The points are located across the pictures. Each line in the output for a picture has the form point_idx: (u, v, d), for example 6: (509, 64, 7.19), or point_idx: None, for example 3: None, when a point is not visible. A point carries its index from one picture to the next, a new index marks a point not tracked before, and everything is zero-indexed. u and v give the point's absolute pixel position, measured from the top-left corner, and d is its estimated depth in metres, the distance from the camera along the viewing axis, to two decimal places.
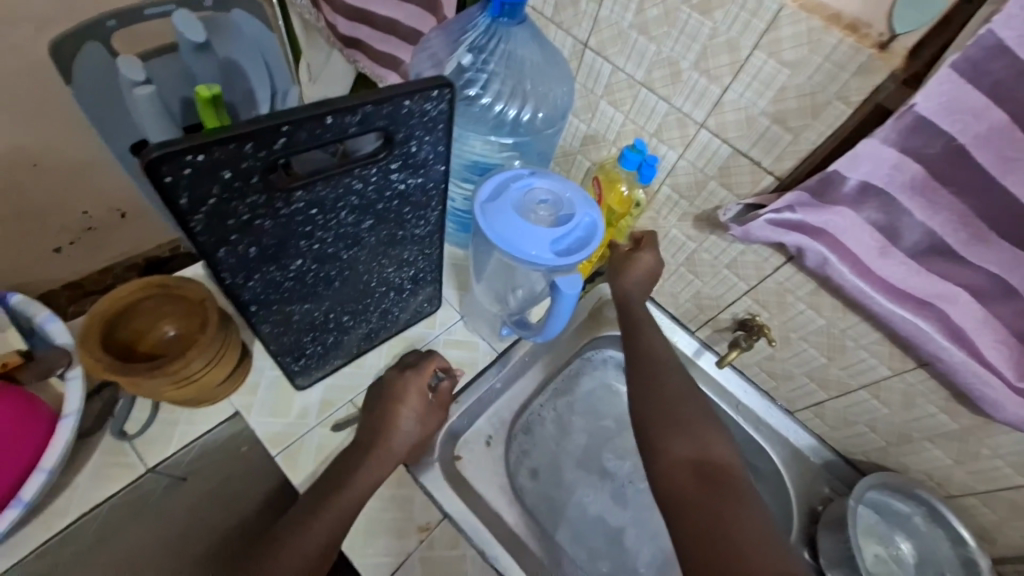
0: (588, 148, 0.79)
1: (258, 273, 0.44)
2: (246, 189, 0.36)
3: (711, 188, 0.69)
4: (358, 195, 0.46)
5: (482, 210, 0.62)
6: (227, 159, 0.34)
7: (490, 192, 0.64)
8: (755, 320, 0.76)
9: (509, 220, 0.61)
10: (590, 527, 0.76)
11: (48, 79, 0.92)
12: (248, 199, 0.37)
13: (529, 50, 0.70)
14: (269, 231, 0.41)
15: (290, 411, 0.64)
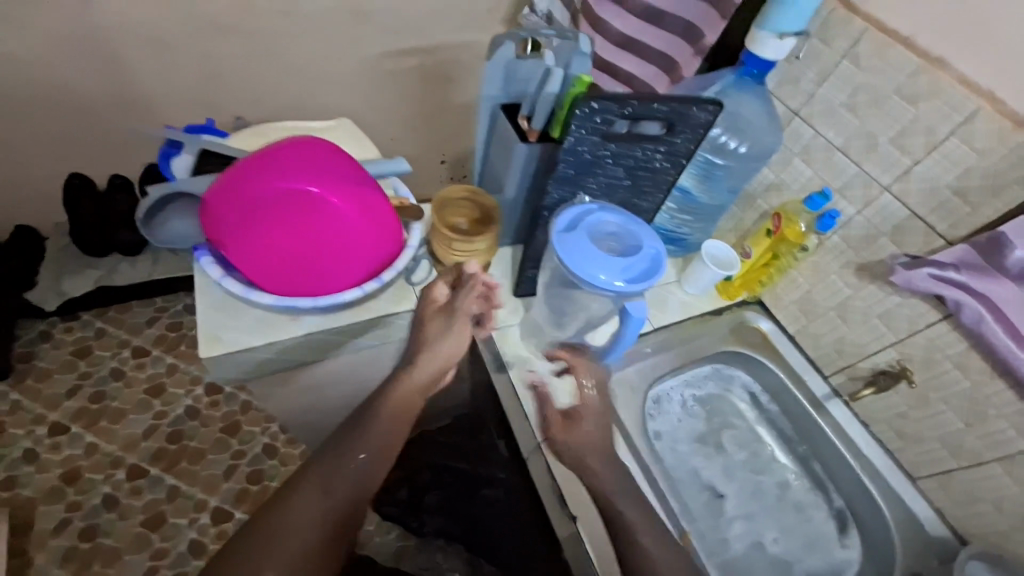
0: (770, 194, 0.96)
1: (560, 189, 0.71)
2: (594, 129, 0.65)
3: (881, 243, 0.82)
4: (631, 157, 0.71)
5: (560, 248, 0.62)
6: (598, 109, 0.63)
7: (565, 222, 0.64)
8: (898, 365, 0.84)
9: (593, 259, 0.61)
10: (695, 485, 0.93)
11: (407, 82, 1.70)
12: (590, 137, 0.66)
13: (744, 100, 0.90)
14: (584, 161, 0.69)
15: (508, 304, 0.88)
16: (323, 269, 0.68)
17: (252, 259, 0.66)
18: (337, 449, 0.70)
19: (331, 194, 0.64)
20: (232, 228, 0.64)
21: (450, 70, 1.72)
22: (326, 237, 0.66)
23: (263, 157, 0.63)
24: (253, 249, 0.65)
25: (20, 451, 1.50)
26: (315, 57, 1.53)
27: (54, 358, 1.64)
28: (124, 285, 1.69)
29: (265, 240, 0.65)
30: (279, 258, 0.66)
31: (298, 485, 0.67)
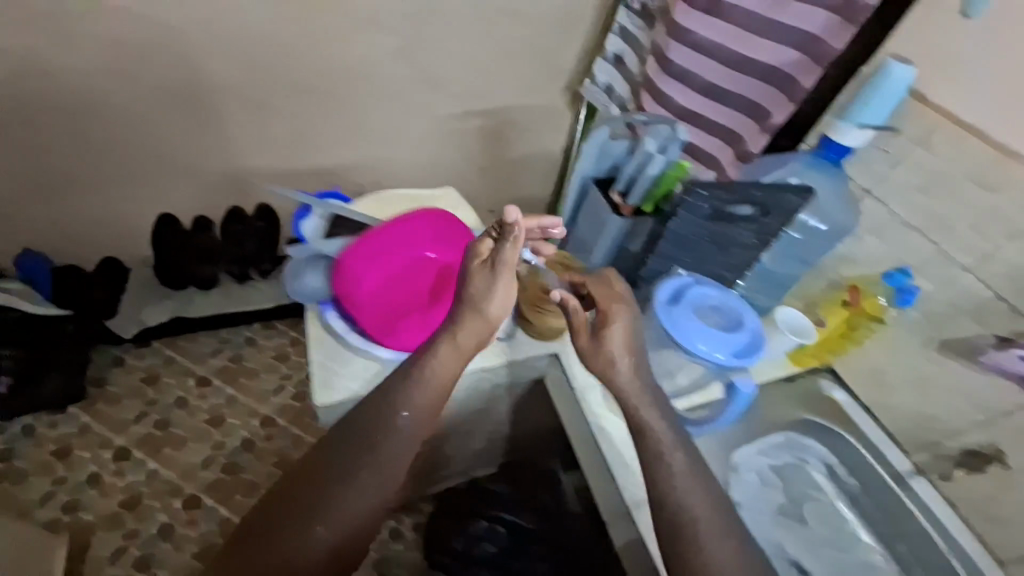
0: (842, 266, 0.98)
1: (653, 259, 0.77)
2: (691, 211, 0.71)
3: (963, 321, 0.86)
4: (724, 234, 0.75)
5: (663, 318, 0.66)
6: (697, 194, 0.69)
7: (670, 294, 0.69)
8: (991, 448, 0.85)
9: (697, 330, 0.66)
10: (783, 560, 0.90)
11: (469, 143, 1.82)
12: (686, 217, 0.72)
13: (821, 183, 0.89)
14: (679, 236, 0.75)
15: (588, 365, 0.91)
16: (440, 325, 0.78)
17: (381, 318, 0.77)
18: (367, 442, 0.73)
19: (447, 257, 0.78)
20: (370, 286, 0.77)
21: (509, 129, 1.84)
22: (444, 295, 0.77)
23: (400, 230, 0.77)
24: (383, 309, 0.77)
25: (85, 475, 1.55)
26: (391, 115, 1.67)
27: (124, 383, 1.72)
28: (196, 318, 1.79)
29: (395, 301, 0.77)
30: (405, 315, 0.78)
31: (331, 475, 0.72)
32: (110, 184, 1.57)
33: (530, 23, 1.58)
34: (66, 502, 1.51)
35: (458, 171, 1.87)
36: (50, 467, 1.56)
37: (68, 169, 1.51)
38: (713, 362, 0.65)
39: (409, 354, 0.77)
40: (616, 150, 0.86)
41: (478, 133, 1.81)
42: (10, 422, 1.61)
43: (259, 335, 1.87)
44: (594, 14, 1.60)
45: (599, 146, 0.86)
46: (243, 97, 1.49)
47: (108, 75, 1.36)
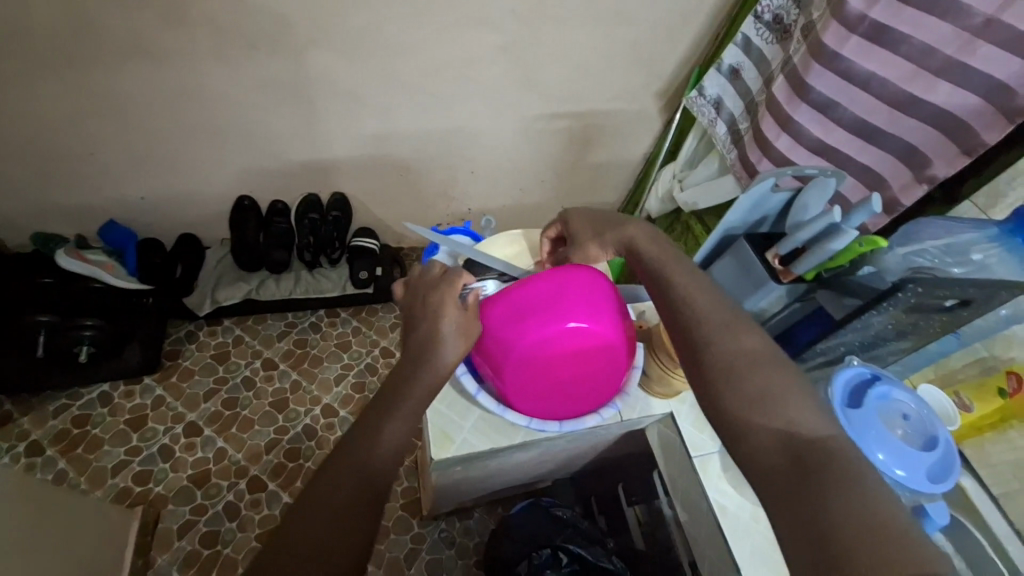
0: (995, 345, 0.90)
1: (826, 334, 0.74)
2: (894, 303, 0.67)
3: None
4: (907, 320, 0.70)
5: (836, 419, 0.62)
6: (911, 290, 0.65)
7: (847, 392, 0.65)
8: None
9: (878, 438, 0.61)
10: None
11: (550, 146, 1.75)
12: (886, 307, 0.68)
13: (1009, 269, 0.78)
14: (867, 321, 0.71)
15: (705, 428, 0.85)
16: (576, 393, 0.72)
17: (517, 386, 0.70)
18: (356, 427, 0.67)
19: (594, 324, 0.67)
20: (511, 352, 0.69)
21: (595, 132, 1.74)
22: (590, 364, 0.70)
23: (546, 283, 0.69)
24: (523, 379, 0.70)
25: (157, 447, 1.61)
26: (477, 114, 1.59)
27: (197, 359, 1.76)
28: (266, 300, 1.82)
29: (533, 368, 0.69)
30: (540, 382, 0.70)
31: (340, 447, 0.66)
32: (196, 163, 1.58)
33: (639, 25, 1.44)
34: (137, 472, 1.57)
35: (534, 170, 1.82)
36: (126, 436, 1.62)
37: (156, 148, 1.51)
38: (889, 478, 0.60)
39: (548, 420, 0.74)
40: (778, 201, 0.78)
41: (561, 136, 1.73)
42: (90, 389, 1.68)
43: (323, 322, 1.87)
44: (708, 16, 1.45)
45: (756, 202, 0.77)
46: (334, 87, 1.44)
47: (206, 59, 1.32)
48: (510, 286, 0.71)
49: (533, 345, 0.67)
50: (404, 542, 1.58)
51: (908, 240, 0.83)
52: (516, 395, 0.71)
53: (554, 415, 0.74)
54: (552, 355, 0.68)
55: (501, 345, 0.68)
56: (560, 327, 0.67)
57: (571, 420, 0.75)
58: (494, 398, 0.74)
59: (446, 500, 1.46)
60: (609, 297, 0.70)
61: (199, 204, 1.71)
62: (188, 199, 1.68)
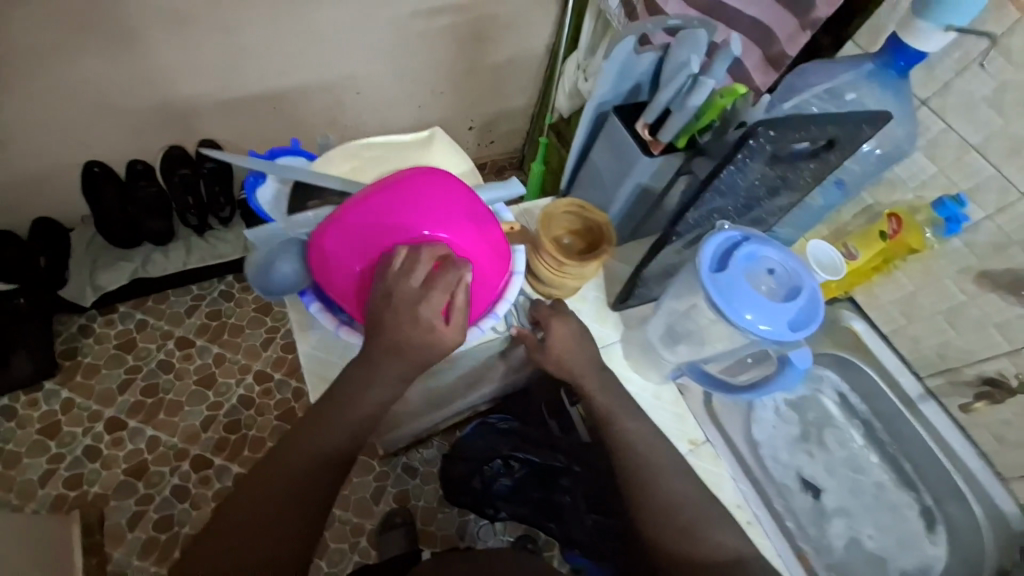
0: (880, 191, 0.91)
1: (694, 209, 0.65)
2: (749, 155, 0.59)
3: (1014, 253, 0.79)
4: (779, 175, 0.64)
5: (705, 286, 0.58)
6: (758, 135, 0.57)
7: (715, 257, 0.59)
8: (1010, 376, 0.83)
9: (744, 295, 0.57)
10: (798, 488, 0.94)
11: (440, 50, 1.56)
12: (744, 161, 0.60)
13: (879, 104, 0.77)
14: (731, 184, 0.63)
15: (607, 320, 0.81)
16: None
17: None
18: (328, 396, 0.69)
19: (449, 230, 0.60)
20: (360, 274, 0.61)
21: (487, 28, 1.55)
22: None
23: (392, 191, 0.60)
24: None
25: (82, 449, 1.51)
26: (342, 21, 1.37)
27: (100, 353, 1.61)
28: (160, 276, 1.64)
29: None
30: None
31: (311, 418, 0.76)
32: (11, 131, 1.30)
33: None
34: (67, 478, 1.48)
35: (428, 83, 1.64)
36: (43, 445, 1.50)
37: None
38: (759, 336, 0.57)
39: None
40: (648, 64, 0.71)
41: (449, 37, 1.53)
42: None
43: (234, 289, 1.73)
44: None
45: (621, 65, 0.70)
46: (155, 7, 1.18)
47: None
48: (348, 199, 0.62)
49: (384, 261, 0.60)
50: (369, 483, 1.60)
51: (793, 95, 0.78)
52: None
53: None
54: None
55: (347, 266, 0.60)
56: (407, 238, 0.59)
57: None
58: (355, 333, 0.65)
59: (395, 440, 1.46)
60: (468, 200, 0.63)
61: (39, 181, 1.44)
62: (25, 178, 1.42)
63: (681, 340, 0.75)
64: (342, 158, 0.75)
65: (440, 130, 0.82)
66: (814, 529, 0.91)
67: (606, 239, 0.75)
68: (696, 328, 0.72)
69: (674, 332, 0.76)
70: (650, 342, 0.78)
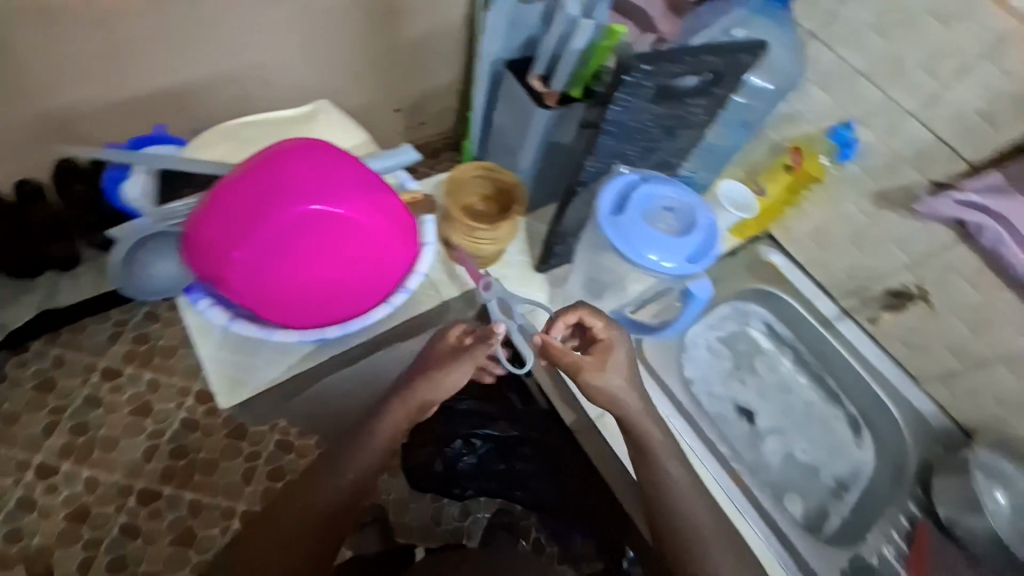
0: (783, 126, 0.93)
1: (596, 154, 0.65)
2: (636, 90, 0.59)
3: (904, 171, 0.83)
4: (676, 112, 0.65)
5: (606, 231, 0.58)
6: (637, 68, 0.57)
7: (614, 202, 0.60)
8: (914, 288, 0.88)
9: (643, 235, 0.58)
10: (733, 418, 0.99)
11: None
12: (633, 98, 0.60)
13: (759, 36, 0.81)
14: (627, 124, 0.62)
15: (533, 283, 0.81)
16: (351, 286, 0.64)
17: (271, 296, 0.61)
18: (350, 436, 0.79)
19: (333, 202, 0.58)
20: (241, 258, 0.58)
21: None
22: (348, 251, 0.61)
23: (266, 166, 0.58)
24: (271, 285, 0.60)
25: (13, 502, 1.40)
26: None
27: (15, 398, 1.48)
28: (73, 305, 1.51)
29: (278, 268, 0.59)
30: (293, 285, 0.61)
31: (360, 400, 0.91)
32: None
33: None
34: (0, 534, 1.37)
35: None
36: None
37: None
38: (662, 273, 0.58)
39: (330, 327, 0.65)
40: (537, 11, 0.69)
41: None
42: None
43: (161, 308, 1.61)
44: None
45: (508, 14, 0.68)
46: None
47: None
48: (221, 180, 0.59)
49: (266, 241, 0.57)
50: None
51: (704, 31, 0.79)
52: (274, 309, 0.63)
53: (336, 318, 0.66)
54: (299, 249, 0.59)
55: (227, 251, 0.57)
56: (287, 214, 0.57)
57: (359, 318, 0.67)
58: (256, 324, 0.64)
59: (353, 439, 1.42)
60: (355, 170, 0.61)
61: None
62: None
63: (605, 290, 0.76)
64: (216, 139, 0.80)
65: (326, 104, 0.86)
66: (752, 455, 0.97)
67: (519, 199, 0.74)
68: (611, 278, 0.74)
69: (596, 285, 0.77)
70: (574, 297, 0.79)
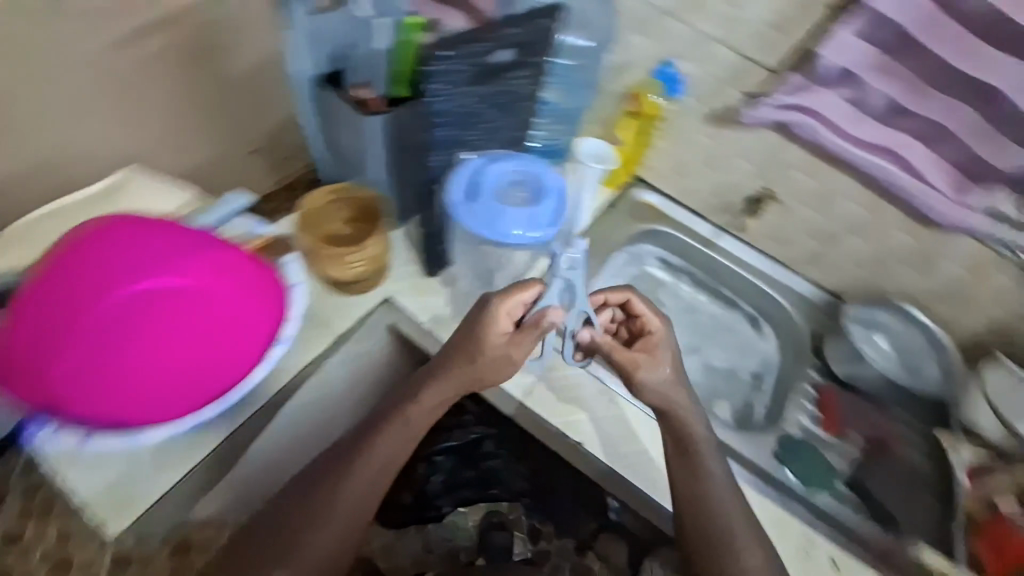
0: (619, 76, 0.98)
1: (437, 142, 0.71)
2: (446, 76, 0.65)
3: (726, 92, 0.91)
4: (499, 90, 0.70)
5: (465, 220, 0.60)
6: (438, 56, 0.64)
7: (463, 191, 0.62)
8: (765, 191, 0.98)
9: (499, 214, 0.60)
10: None
11: None
12: (447, 83, 0.66)
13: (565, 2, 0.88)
14: (454, 109, 0.68)
15: (426, 290, 0.80)
16: (215, 352, 0.64)
17: (128, 389, 0.60)
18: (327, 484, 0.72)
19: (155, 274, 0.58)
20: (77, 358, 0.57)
21: None
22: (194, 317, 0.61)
23: (75, 261, 0.58)
24: (121, 377, 0.59)
25: None
26: None
27: None
28: None
29: (121, 357, 0.58)
30: (148, 377, 0.60)
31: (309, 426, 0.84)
32: None
33: None
34: None
35: None
36: None
37: None
38: (529, 243, 0.61)
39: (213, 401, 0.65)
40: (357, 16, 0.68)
41: None
42: None
43: None
44: None
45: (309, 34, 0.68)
46: None
47: None
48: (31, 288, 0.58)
49: (96, 333, 0.57)
50: None
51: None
52: (137, 408, 0.62)
53: (216, 391, 0.66)
54: (137, 330, 0.59)
55: (61, 356, 0.57)
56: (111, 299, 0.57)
57: (236, 387, 0.67)
58: (120, 433, 0.62)
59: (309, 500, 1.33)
60: (173, 235, 0.61)
61: None
62: None
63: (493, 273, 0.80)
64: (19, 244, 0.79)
65: (138, 168, 0.87)
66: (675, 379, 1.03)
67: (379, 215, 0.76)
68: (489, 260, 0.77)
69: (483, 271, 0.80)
70: (471, 291, 0.81)
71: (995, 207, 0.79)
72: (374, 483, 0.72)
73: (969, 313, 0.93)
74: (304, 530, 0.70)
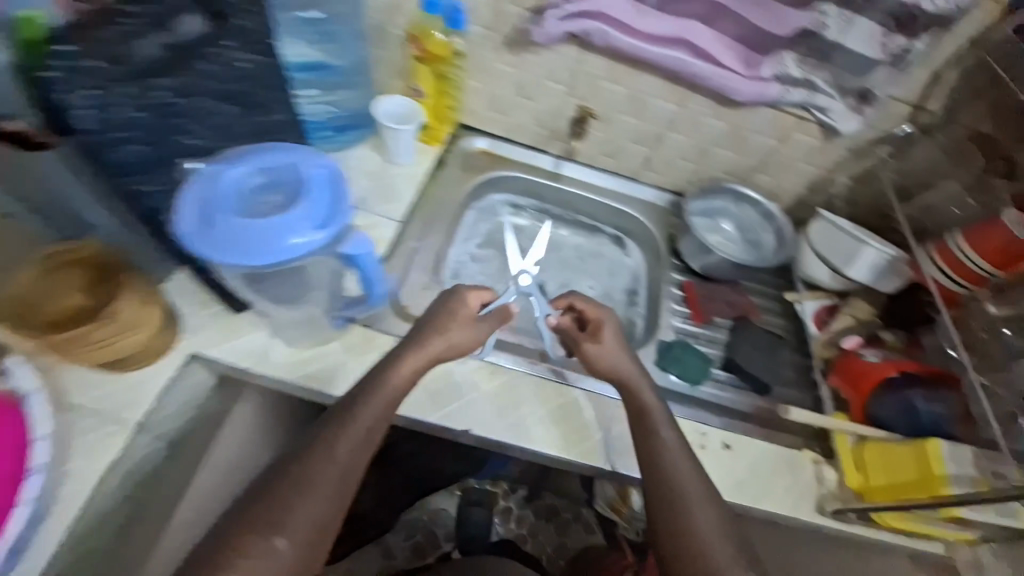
0: (393, 18, 0.87)
1: (125, 155, 0.54)
2: (102, 72, 0.51)
3: (507, 11, 0.83)
4: (211, 67, 0.59)
5: (219, 256, 0.49)
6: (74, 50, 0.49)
7: (203, 223, 0.50)
8: (581, 109, 0.95)
9: (258, 232, 0.50)
10: None
11: None
12: (105, 78, 0.51)
13: None
14: (134, 108, 0.53)
15: (236, 330, 0.73)
16: None
17: None
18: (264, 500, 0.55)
19: None
20: None
21: None
22: None
23: None
24: None
25: None
26: None
27: None
28: None
29: None
30: None
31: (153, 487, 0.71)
32: None
33: None
34: None
35: None
36: None
37: None
38: (312, 250, 0.52)
39: None
40: None
41: None
42: None
43: None
44: None
45: None
46: None
47: None
48: None
49: None
50: None
51: None
52: None
53: None
54: None
55: None
56: None
57: None
58: None
59: None
60: None
61: None
62: None
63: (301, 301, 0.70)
64: None
65: None
66: None
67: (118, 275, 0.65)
68: (292, 288, 0.67)
69: (289, 301, 0.69)
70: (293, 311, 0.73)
71: (779, 68, 0.81)
72: (337, 482, 0.58)
73: (786, 176, 0.98)
74: (293, 496, 0.56)
